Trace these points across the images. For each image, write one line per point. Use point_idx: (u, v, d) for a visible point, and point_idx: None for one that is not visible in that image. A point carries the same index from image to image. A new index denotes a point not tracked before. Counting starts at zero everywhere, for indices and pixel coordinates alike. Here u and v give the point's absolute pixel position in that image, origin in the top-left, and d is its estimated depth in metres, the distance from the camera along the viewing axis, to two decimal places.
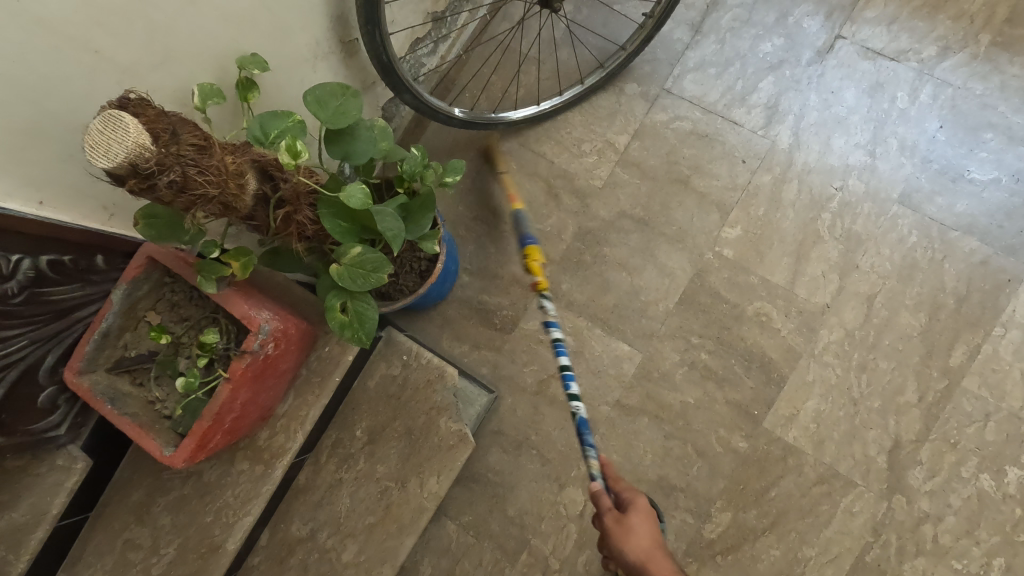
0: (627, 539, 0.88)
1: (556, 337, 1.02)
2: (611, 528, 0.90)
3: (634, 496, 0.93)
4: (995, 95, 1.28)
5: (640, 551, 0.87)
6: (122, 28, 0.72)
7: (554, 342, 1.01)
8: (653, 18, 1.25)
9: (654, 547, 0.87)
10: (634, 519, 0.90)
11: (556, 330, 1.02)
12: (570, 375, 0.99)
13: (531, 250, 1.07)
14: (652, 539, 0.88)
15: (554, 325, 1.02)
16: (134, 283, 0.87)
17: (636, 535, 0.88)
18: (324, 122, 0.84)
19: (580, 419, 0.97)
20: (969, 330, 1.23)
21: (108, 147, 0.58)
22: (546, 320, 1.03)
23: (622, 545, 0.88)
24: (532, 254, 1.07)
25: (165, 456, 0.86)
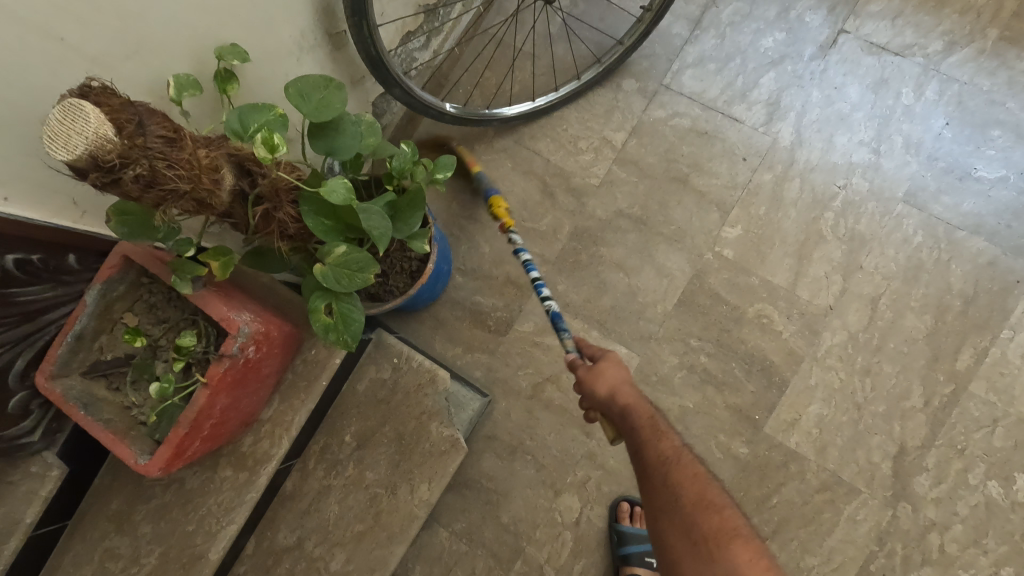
0: (596, 379, 0.85)
1: (525, 259, 1.04)
2: (581, 376, 0.87)
3: (604, 351, 0.90)
4: (1003, 91, 1.25)
5: (609, 388, 0.84)
6: (89, 14, 0.69)
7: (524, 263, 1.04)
8: (651, 12, 1.22)
9: (622, 384, 0.84)
10: (605, 364, 0.86)
11: (525, 253, 1.05)
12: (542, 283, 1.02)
13: (495, 198, 1.13)
14: (623, 379, 0.85)
15: (522, 251, 1.05)
16: (108, 283, 0.83)
17: (606, 375, 0.85)
18: (307, 115, 0.80)
19: (553, 312, 0.99)
20: (977, 333, 1.20)
21: (67, 139, 0.54)
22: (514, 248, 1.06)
23: (590, 386, 0.85)
24: (497, 201, 1.12)
25: (139, 465, 0.82)
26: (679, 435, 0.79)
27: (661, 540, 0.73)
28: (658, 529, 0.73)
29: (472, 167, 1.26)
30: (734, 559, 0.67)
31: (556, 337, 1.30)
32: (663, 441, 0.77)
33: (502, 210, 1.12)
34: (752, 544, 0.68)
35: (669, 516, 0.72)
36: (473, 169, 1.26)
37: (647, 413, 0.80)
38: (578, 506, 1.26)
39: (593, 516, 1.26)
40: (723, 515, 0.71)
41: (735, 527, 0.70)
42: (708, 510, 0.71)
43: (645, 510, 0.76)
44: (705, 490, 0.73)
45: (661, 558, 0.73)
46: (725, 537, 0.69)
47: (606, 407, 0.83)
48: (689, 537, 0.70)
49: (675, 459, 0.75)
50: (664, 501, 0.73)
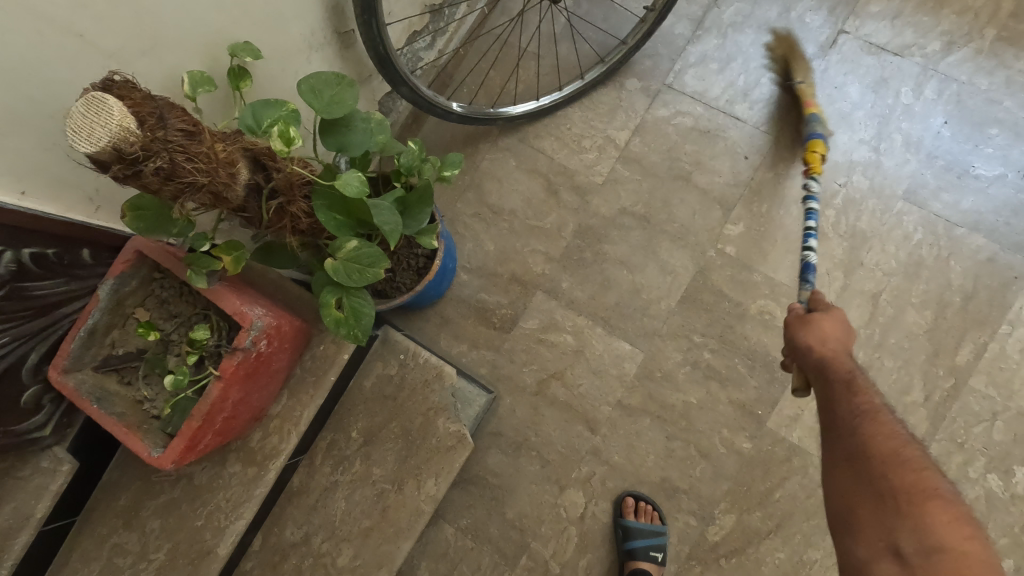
0: (804, 328, 0.82)
1: (811, 207, 1.02)
2: (792, 321, 0.85)
3: (828, 305, 0.84)
4: (1001, 91, 1.27)
5: (813, 339, 0.81)
6: (106, 10, 0.70)
7: (807, 210, 1.02)
8: (655, 11, 1.23)
9: (831, 338, 0.80)
10: (820, 314, 0.83)
11: (813, 203, 1.03)
12: (813, 235, 1.01)
13: (815, 143, 1.07)
14: (839, 336, 0.81)
15: (813, 199, 1.03)
16: (121, 278, 0.84)
17: (817, 326, 0.81)
18: (318, 111, 0.81)
19: (807, 263, 0.99)
20: (976, 328, 1.21)
21: (90, 131, 0.55)
22: (807, 195, 1.03)
23: (793, 331, 0.84)
24: (815, 146, 1.07)
25: (153, 458, 0.83)
26: (881, 394, 0.76)
27: (835, 486, 0.72)
28: (834, 476, 0.72)
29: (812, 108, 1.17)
30: (927, 518, 0.62)
31: (561, 334, 1.32)
32: (860, 397, 0.74)
33: (819, 156, 1.06)
34: (951, 510, 0.63)
35: (848, 461, 0.71)
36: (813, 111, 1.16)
37: (849, 369, 0.78)
38: (583, 501, 1.27)
39: (598, 511, 1.27)
40: (922, 476, 0.66)
41: (934, 489, 0.65)
42: (902, 468, 0.67)
43: (826, 458, 0.75)
44: (904, 450, 0.69)
45: (830, 505, 0.72)
46: (917, 496, 0.64)
47: (801, 355, 0.82)
48: (867, 483, 0.68)
49: (870, 414, 0.73)
50: (851, 450, 0.72)
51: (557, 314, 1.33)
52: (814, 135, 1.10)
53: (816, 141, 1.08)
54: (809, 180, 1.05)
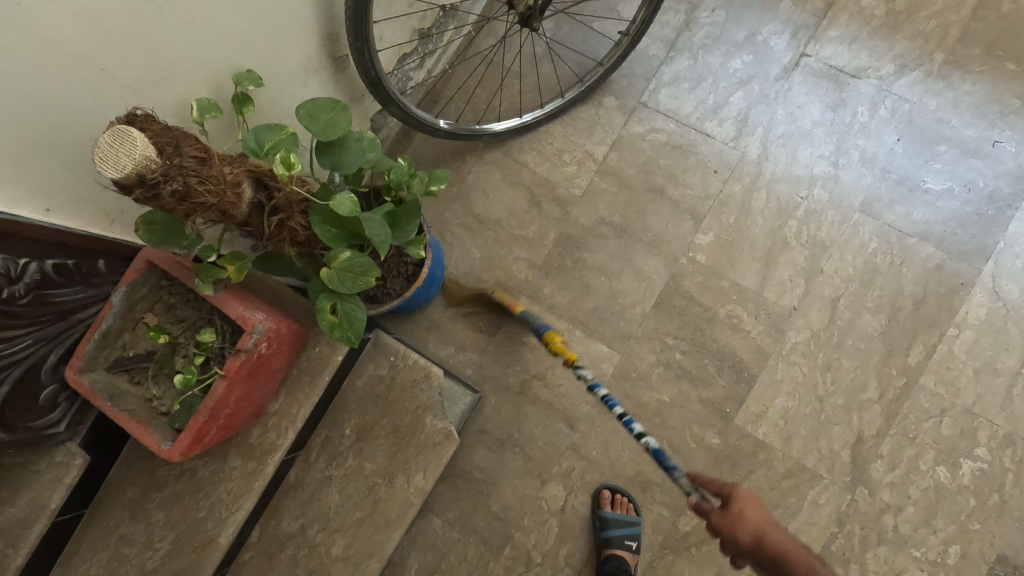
0: (737, 526, 0.86)
1: (603, 395, 1.07)
2: (717, 526, 0.89)
3: (732, 488, 0.91)
4: (949, 110, 1.36)
5: (753, 533, 0.85)
6: (125, 46, 0.78)
7: (604, 399, 1.07)
8: (629, 36, 1.32)
9: (767, 526, 0.85)
10: (737, 504, 0.88)
11: (600, 388, 1.08)
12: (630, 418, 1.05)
13: (551, 335, 1.17)
14: (763, 520, 0.86)
15: (597, 385, 1.09)
16: (133, 286, 0.92)
17: (744, 520, 0.86)
18: (315, 134, 0.90)
19: (654, 450, 1.00)
20: (926, 331, 1.31)
21: (117, 160, 0.63)
22: (588, 384, 1.09)
23: (732, 535, 0.86)
24: (552, 337, 1.17)
25: (162, 450, 0.90)
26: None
27: None
28: None
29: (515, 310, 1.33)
30: None
31: None
32: None
33: (560, 344, 1.16)
34: None
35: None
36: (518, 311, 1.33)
37: (802, 556, 0.81)
38: (563, 494, 1.35)
39: (577, 503, 1.35)
40: None
41: None
42: None
43: None
44: None
45: None
46: None
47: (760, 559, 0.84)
48: None
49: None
50: None
51: (539, 318, 1.41)
52: (544, 329, 1.21)
53: (551, 333, 1.18)
54: (574, 370, 1.11)
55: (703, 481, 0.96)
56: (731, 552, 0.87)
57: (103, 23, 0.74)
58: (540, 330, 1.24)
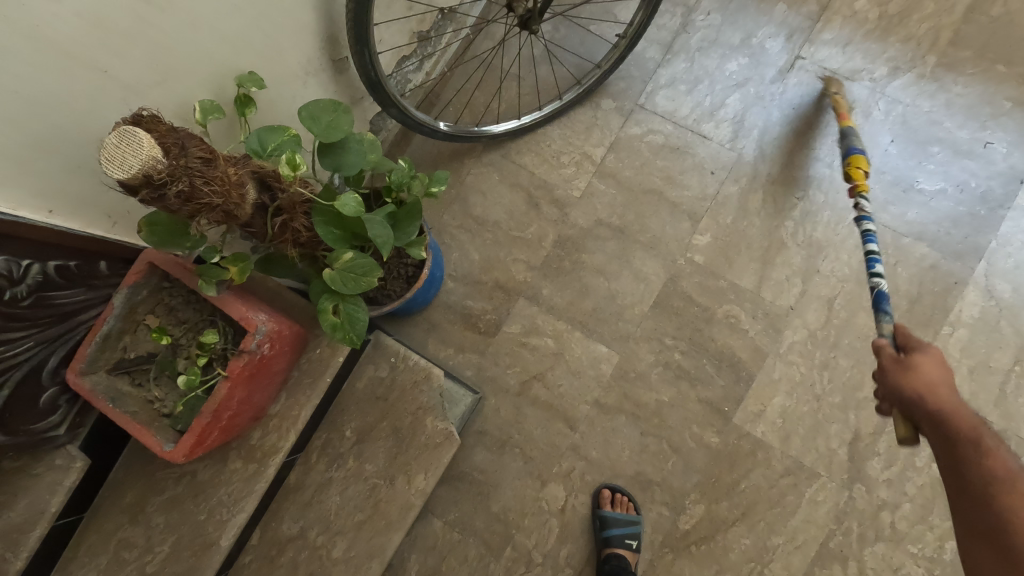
0: (906, 375, 0.83)
1: (869, 227, 1.07)
2: (889, 369, 0.86)
3: (924, 347, 0.86)
4: (941, 112, 1.38)
5: (921, 382, 0.80)
6: (127, 48, 0.78)
7: (867, 231, 1.07)
8: (627, 38, 1.33)
9: (946, 381, 0.79)
10: (921, 357, 0.84)
11: (870, 223, 1.08)
12: (877, 259, 1.04)
13: (858, 159, 1.15)
14: (942, 380, 0.80)
15: (868, 219, 1.08)
16: (135, 288, 0.92)
17: (918, 369, 0.82)
18: (317, 135, 0.90)
19: (880, 292, 1.00)
20: (921, 329, 1.32)
21: (123, 160, 0.63)
22: (862, 215, 1.09)
23: (897, 378, 0.83)
24: (859, 161, 1.15)
25: (165, 452, 0.90)
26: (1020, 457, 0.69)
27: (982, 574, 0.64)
28: (975, 551, 0.65)
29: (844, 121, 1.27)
30: None
31: (542, 337, 1.41)
32: (992, 458, 0.69)
33: (863, 172, 1.15)
34: None
35: (986, 531, 0.65)
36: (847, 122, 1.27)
37: (969, 421, 0.74)
38: (563, 495, 1.36)
39: (577, 503, 1.35)
40: None
41: None
42: None
43: (958, 533, 0.69)
44: None
45: None
46: None
47: (912, 407, 0.80)
48: None
49: (1014, 481, 0.66)
50: (986, 523, 0.65)
51: (539, 319, 1.42)
52: (853, 151, 1.19)
53: (857, 157, 1.16)
54: (858, 199, 1.12)
55: (901, 335, 0.91)
56: (888, 397, 0.85)
57: (106, 25, 0.74)
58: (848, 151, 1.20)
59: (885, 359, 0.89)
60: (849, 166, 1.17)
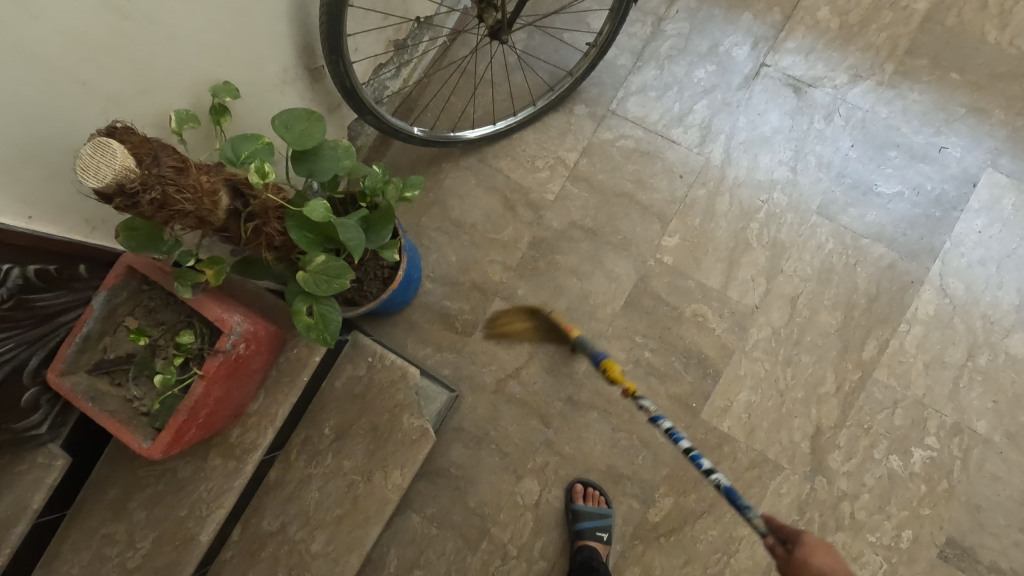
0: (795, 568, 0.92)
1: (667, 428, 1.04)
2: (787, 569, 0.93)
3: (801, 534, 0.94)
4: (899, 118, 1.44)
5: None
6: (106, 60, 0.82)
7: (667, 432, 1.04)
8: (597, 47, 1.38)
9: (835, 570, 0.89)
10: (805, 552, 0.92)
11: (664, 421, 1.05)
12: (697, 454, 1.01)
13: (608, 363, 1.11)
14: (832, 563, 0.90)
15: (660, 419, 1.05)
16: (113, 290, 0.95)
17: (810, 568, 0.90)
18: (290, 143, 0.93)
19: (726, 488, 0.97)
20: (879, 327, 1.38)
21: (97, 170, 0.67)
22: (652, 416, 1.06)
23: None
24: (610, 367, 1.11)
25: (143, 449, 0.93)
26: None
27: None
28: None
29: (570, 334, 1.29)
30: None
31: (517, 337, 1.45)
32: None
33: (617, 372, 1.11)
34: None
35: None
36: (574, 336, 1.28)
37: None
38: (537, 489, 1.40)
39: (551, 497, 1.40)
40: None
41: None
42: None
43: None
44: None
45: None
46: None
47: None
48: None
49: None
50: None
51: None
52: (599, 356, 1.16)
53: (607, 360, 1.13)
54: (636, 401, 1.07)
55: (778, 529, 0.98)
56: None
57: (86, 40, 0.78)
58: (596, 357, 1.17)
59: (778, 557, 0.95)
60: (604, 372, 1.12)
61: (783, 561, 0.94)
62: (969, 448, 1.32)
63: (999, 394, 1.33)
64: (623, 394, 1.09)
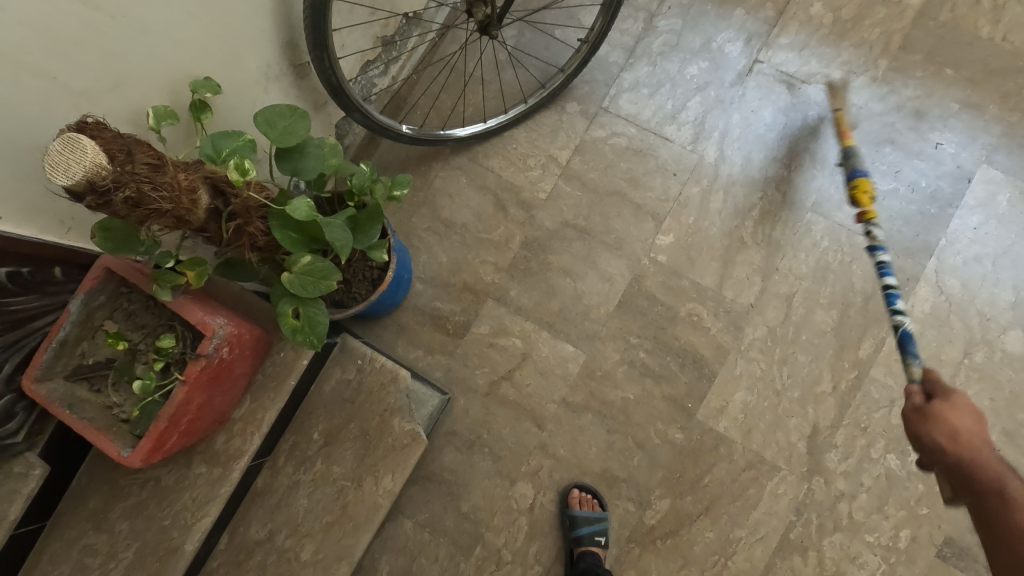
0: (927, 423, 0.81)
1: (884, 260, 1.05)
2: (912, 416, 0.84)
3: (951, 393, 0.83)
4: (893, 114, 1.43)
5: (939, 433, 0.79)
6: (77, 54, 0.79)
7: (881, 264, 1.04)
8: (589, 42, 1.36)
9: (969, 431, 0.78)
10: (943, 406, 0.81)
11: (884, 254, 1.05)
12: (894, 294, 1.01)
13: (862, 182, 1.12)
14: (970, 423, 0.79)
15: (881, 250, 1.06)
16: (90, 294, 0.92)
17: (940, 419, 0.80)
18: (274, 140, 0.91)
19: (904, 331, 0.96)
20: (875, 325, 1.36)
21: (67, 167, 0.64)
22: (874, 244, 1.06)
23: (916, 430, 0.83)
24: (864, 185, 1.12)
25: (122, 457, 0.90)
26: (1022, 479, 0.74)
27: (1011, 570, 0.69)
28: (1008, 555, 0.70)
29: (844, 140, 1.24)
30: None
31: (510, 338, 1.43)
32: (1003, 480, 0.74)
33: (868, 196, 1.12)
34: None
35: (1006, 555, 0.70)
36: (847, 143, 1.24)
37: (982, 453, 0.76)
38: (531, 493, 1.37)
39: (545, 501, 1.37)
40: None
41: None
42: None
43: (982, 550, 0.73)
44: None
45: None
46: None
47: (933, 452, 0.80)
48: None
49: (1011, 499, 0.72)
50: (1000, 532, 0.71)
51: (506, 320, 1.43)
52: (855, 173, 1.17)
53: (862, 180, 1.14)
54: (868, 227, 1.08)
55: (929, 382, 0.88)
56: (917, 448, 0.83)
57: (55, 33, 0.75)
58: (853, 174, 1.18)
59: (911, 406, 0.86)
60: (855, 190, 1.14)
61: (912, 411, 0.85)
62: None
63: (996, 392, 1.32)
64: (858, 218, 1.10)
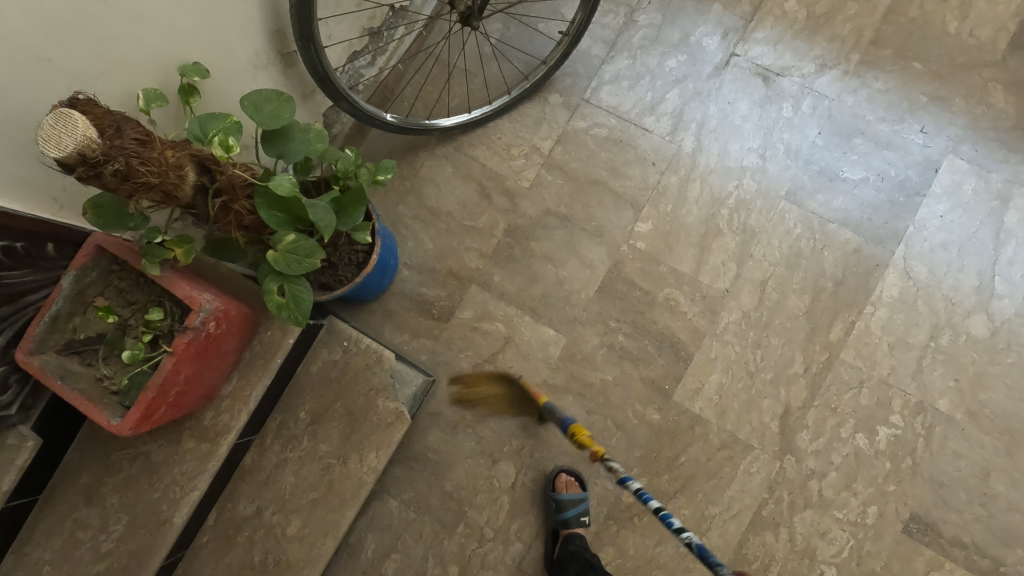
0: None
1: (636, 488, 1.04)
2: None
3: None
4: (864, 106, 1.48)
5: None
6: (71, 38, 0.82)
7: (638, 492, 1.04)
8: (569, 35, 1.40)
9: None
10: None
11: (632, 481, 1.06)
12: (668, 513, 1.01)
13: (577, 428, 1.14)
14: None
15: (629, 479, 1.06)
16: (82, 270, 0.95)
17: None
18: (260, 123, 0.94)
19: (699, 544, 0.95)
20: (845, 309, 1.41)
21: (59, 140, 0.68)
22: (619, 478, 1.06)
23: None
24: (581, 431, 1.14)
25: (112, 425, 0.93)
26: None
27: None
28: None
29: (539, 401, 1.28)
30: None
31: (493, 322, 1.47)
32: None
33: (587, 436, 1.13)
34: None
35: None
36: (541, 403, 1.27)
37: None
38: (513, 472, 1.42)
39: (526, 480, 1.41)
40: None
41: None
42: None
43: None
44: None
45: None
46: None
47: None
48: None
49: None
50: None
51: (490, 305, 1.47)
52: (567, 421, 1.19)
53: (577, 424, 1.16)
54: (604, 463, 1.08)
55: None
56: None
57: (50, 17, 0.79)
58: (564, 423, 1.19)
59: None
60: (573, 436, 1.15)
61: None
62: (932, 426, 1.35)
63: (961, 373, 1.37)
64: (591, 458, 1.10)
